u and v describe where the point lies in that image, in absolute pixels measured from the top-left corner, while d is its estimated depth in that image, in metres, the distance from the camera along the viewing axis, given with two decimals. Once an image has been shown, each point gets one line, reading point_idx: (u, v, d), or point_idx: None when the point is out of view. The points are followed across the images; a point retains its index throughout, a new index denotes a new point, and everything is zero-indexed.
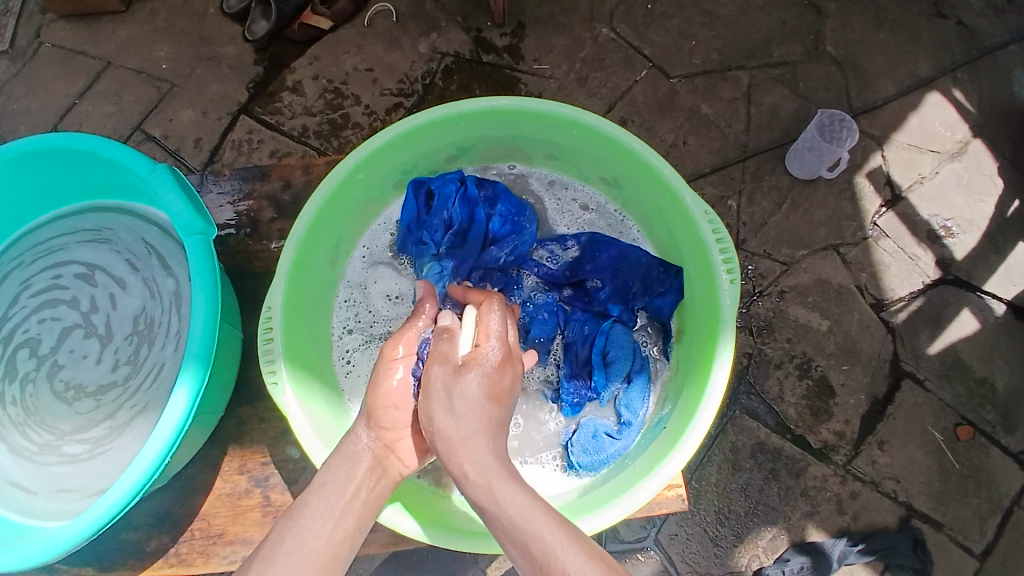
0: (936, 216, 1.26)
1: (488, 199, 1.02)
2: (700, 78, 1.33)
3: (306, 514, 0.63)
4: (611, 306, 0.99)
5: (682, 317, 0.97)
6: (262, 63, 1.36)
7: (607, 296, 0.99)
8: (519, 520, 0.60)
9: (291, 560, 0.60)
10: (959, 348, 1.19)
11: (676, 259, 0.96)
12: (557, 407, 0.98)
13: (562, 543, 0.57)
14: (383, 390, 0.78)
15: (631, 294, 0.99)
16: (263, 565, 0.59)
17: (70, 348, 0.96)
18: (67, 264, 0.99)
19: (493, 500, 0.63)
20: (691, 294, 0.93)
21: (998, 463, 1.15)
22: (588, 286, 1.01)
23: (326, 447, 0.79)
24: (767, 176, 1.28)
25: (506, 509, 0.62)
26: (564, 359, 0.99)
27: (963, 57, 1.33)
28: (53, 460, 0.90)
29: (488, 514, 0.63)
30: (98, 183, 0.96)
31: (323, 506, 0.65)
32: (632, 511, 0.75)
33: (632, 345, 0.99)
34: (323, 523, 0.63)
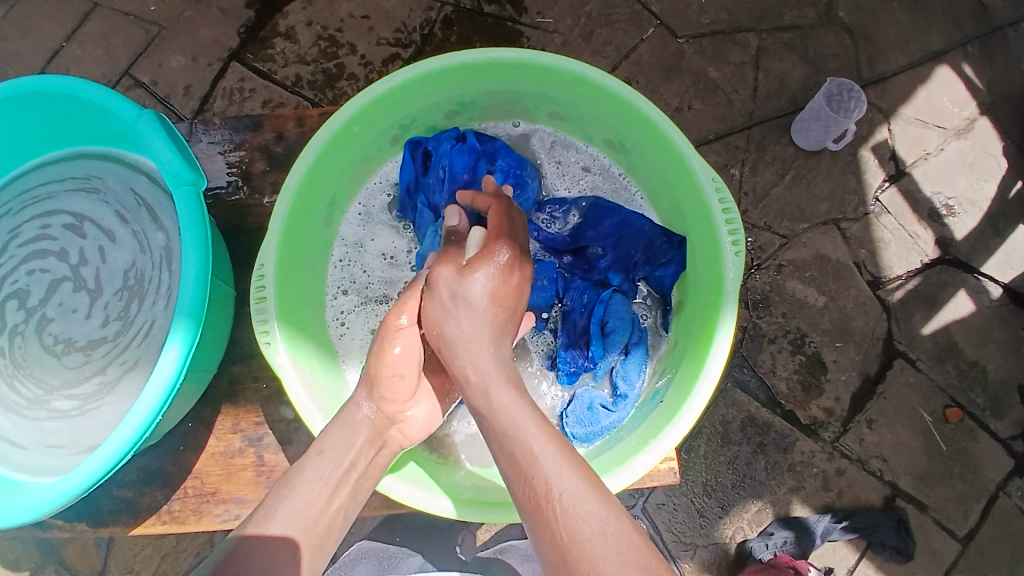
0: (938, 195, 1.25)
1: (489, 154, 0.98)
2: (709, 39, 1.29)
3: (302, 483, 0.67)
4: (611, 275, 0.99)
5: (682, 288, 0.96)
6: (253, 6, 1.30)
7: (607, 265, 0.99)
8: (512, 426, 0.65)
9: (287, 525, 0.64)
10: (951, 328, 1.20)
11: (680, 229, 0.95)
12: (555, 377, 0.98)
13: (555, 465, 0.61)
14: (388, 359, 0.79)
15: (632, 264, 0.98)
16: (261, 528, 0.63)
17: (60, 302, 0.94)
18: (57, 214, 0.97)
19: (489, 407, 0.69)
20: (693, 266, 0.92)
21: (982, 441, 1.17)
22: (589, 253, 1.00)
23: (325, 417, 0.80)
24: (772, 146, 1.26)
25: (501, 416, 0.67)
26: (562, 328, 0.99)
27: (975, 31, 1.30)
28: (43, 416, 0.90)
29: (484, 417, 0.69)
30: (84, 129, 0.92)
31: (324, 460, 0.69)
32: (628, 483, 0.76)
33: (632, 316, 0.98)
34: (318, 494, 0.67)
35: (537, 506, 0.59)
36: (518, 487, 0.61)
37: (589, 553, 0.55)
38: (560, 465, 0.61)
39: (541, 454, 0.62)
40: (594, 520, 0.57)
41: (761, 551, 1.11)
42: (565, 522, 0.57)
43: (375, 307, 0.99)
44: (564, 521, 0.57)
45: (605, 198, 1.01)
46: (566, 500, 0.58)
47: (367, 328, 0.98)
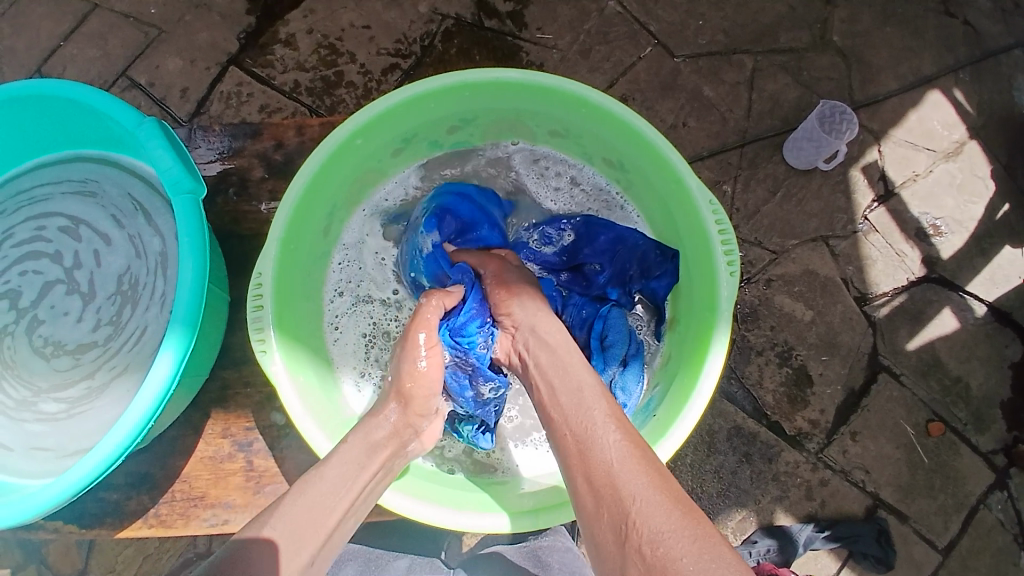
0: (925, 215, 1.27)
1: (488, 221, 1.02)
2: (703, 58, 1.32)
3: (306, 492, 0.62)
4: (609, 290, 1.01)
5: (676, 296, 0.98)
6: (256, 13, 1.32)
7: (605, 280, 1.01)
8: (575, 385, 0.70)
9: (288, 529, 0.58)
10: (937, 346, 1.21)
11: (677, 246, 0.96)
12: None
13: (603, 408, 0.66)
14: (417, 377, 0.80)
15: (628, 278, 0.99)
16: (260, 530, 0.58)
17: (50, 304, 0.95)
18: (51, 216, 0.97)
19: (555, 367, 0.73)
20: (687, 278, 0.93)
21: (965, 459, 1.19)
22: (587, 269, 1.03)
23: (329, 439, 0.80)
24: (764, 163, 1.28)
25: (566, 375, 0.72)
26: (564, 344, 1.01)
27: (967, 55, 1.33)
28: (30, 417, 0.90)
29: (549, 374, 0.73)
30: (82, 133, 0.94)
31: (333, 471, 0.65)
32: None
33: (629, 328, 1.00)
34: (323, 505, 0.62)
35: (585, 449, 0.63)
36: (566, 431, 0.66)
37: (625, 475, 0.59)
38: (607, 412, 0.66)
39: (593, 398, 0.67)
40: (635, 454, 0.61)
41: (745, 558, 1.12)
42: (611, 465, 0.60)
43: (369, 312, 1.01)
44: (609, 464, 0.60)
45: (597, 216, 1.03)
46: (613, 439, 0.62)
47: (360, 333, 1.00)
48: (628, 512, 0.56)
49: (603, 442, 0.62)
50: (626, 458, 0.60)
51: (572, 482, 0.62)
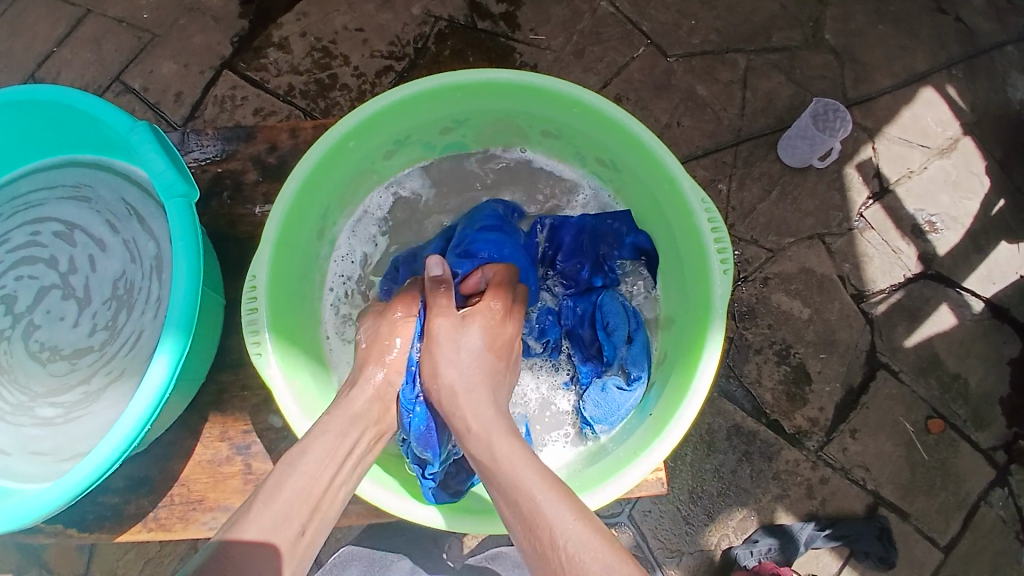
0: (921, 211, 1.27)
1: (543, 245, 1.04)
2: (697, 58, 1.32)
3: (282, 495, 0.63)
4: (594, 280, 1.02)
5: (665, 280, 0.98)
6: (248, 16, 1.32)
7: (589, 274, 1.01)
8: (511, 474, 0.65)
9: (265, 532, 0.60)
10: (934, 343, 1.21)
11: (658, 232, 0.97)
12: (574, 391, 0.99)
13: (545, 493, 0.62)
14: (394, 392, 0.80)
15: (602, 257, 1.01)
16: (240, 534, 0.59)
17: (46, 309, 0.93)
18: (47, 221, 0.96)
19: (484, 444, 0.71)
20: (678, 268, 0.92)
21: (965, 456, 1.19)
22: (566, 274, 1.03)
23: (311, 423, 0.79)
24: (759, 162, 1.28)
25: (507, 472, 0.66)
26: (574, 347, 1.00)
27: (960, 52, 1.34)
28: (27, 422, 0.89)
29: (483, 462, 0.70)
30: (76, 137, 0.93)
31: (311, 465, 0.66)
32: (620, 493, 0.75)
33: (624, 305, 1.00)
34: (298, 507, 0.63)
35: (541, 554, 0.57)
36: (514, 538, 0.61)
37: (570, 550, 0.56)
38: (548, 501, 0.61)
39: (533, 480, 0.64)
40: (580, 524, 0.58)
41: (745, 558, 1.12)
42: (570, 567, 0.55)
43: None
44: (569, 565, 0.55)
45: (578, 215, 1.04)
46: (564, 520, 0.59)
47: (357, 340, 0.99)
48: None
49: (550, 522, 0.59)
50: (572, 537, 0.57)
51: None
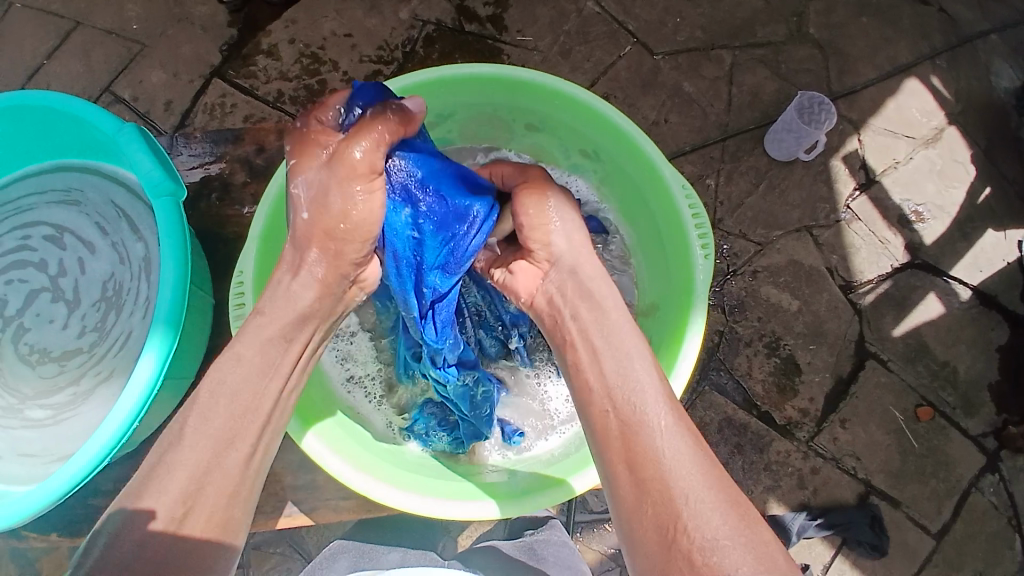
0: (907, 202, 1.28)
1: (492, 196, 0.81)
2: (682, 56, 1.32)
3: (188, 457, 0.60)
4: None
5: (647, 265, 0.98)
6: (237, 24, 1.32)
7: None
8: (620, 348, 0.68)
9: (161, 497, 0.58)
10: (923, 332, 1.22)
11: (636, 216, 0.98)
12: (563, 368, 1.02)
13: (654, 388, 0.64)
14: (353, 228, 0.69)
15: None
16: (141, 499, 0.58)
17: (36, 311, 0.94)
18: (36, 225, 0.97)
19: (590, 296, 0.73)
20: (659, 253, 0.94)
21: (955, 442, 1.19)
22: None
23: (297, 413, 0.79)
24: (745, 156, 1.28)
25: (620, 336, 0.69)
26: None
27: (944, 43, 1.35)
28: (16, 424, 0.89)
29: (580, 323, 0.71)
30: (65, 142, 0.93)
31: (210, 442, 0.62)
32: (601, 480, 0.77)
33: None
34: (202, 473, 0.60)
35: (636, 432, 0.61)
36: (608, 408, 0.64)
37: (677, 473, 0.58)
38: (658, 391, 0.64)
39: (649, 390, 0.64)
40: (688, 448, 0.60)
41: None
42: (665, 455, 0.59)
43: None
44: (663, 454, 0.59)
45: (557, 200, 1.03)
46: (676, 444, 0.60)
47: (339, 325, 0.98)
48: (678, 516, 0.55)
49: (663, 442, 0.60)
50: (681, 462, 0.58)
51: (613, 471, 0.61)
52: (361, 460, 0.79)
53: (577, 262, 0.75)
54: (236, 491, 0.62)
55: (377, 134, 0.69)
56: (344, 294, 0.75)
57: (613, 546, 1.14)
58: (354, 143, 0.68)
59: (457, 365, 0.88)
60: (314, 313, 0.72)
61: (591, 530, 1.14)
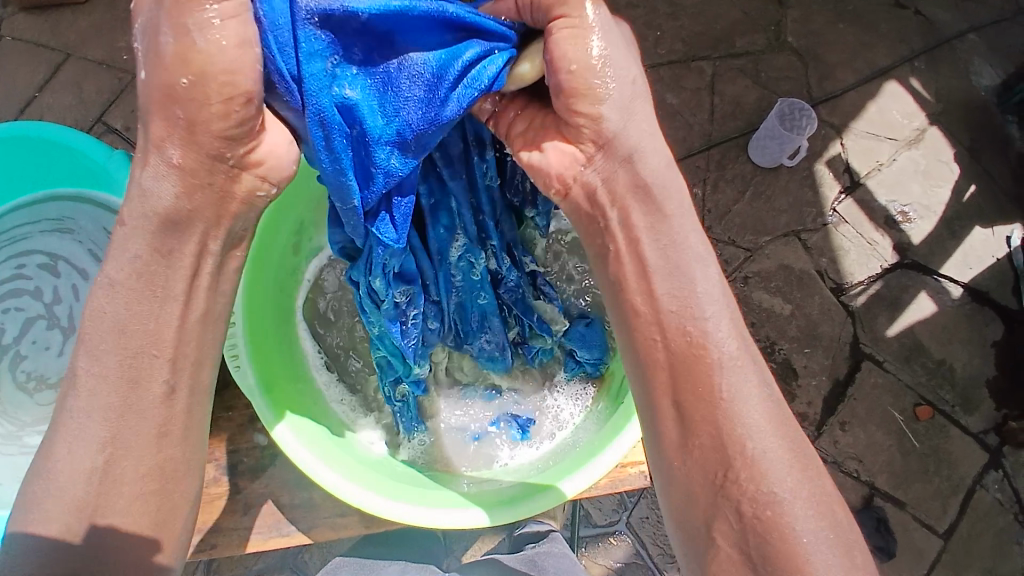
0: (893, 202, 1.28)
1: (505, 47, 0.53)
2: (664, 68, 1.33)
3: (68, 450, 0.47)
4: None
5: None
6: None
7: None
8: (677, 256, 0.52)
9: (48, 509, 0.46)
10: (917, 331, 1.22)
11: None
12: None
13: (716, 308, 0.51)
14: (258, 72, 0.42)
15: None
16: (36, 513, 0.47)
17: (32, 339, 0.92)
18: (31, 254, 0.95)
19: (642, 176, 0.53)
20: None
21: (955, 440, 1.19)
22: None
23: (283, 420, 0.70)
24: (731, 164, 1.29)
25: (679, 234, 0.53)
26: None
27: (922, 45, 1.36)
28: (15, 451, 0.87)
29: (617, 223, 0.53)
30: (54, 170, 0.91)
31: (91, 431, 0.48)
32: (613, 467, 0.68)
33: None
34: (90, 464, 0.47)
35: (695, 369, 0.50)
36: (656, 334, 0.51)
37: (739, 421, 0.49)
38: (722, 311, 0.52)
39: (721, 322, 0.51)
40: (753, 389, 0.50)
41: None
42: (727, 400, 0.49)
43: None
44: (725, 399, 0.49)
45: None
46: (750, 396, 0.50)
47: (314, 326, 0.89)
48: (734, 466, 0.48)
49: (736, 392, 0.50)
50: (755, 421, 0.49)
51: (662, 409, 0.51)
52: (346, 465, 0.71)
53: (638, 146, 0.53)
54: (155, 468, 0.49)
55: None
56: (236, 180, 0.48)
57: (619, 560, 1.12)
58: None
59: (396, 277, 0.65)
60: (192, 214, 0.47)
61: (596, 545, 1.12)
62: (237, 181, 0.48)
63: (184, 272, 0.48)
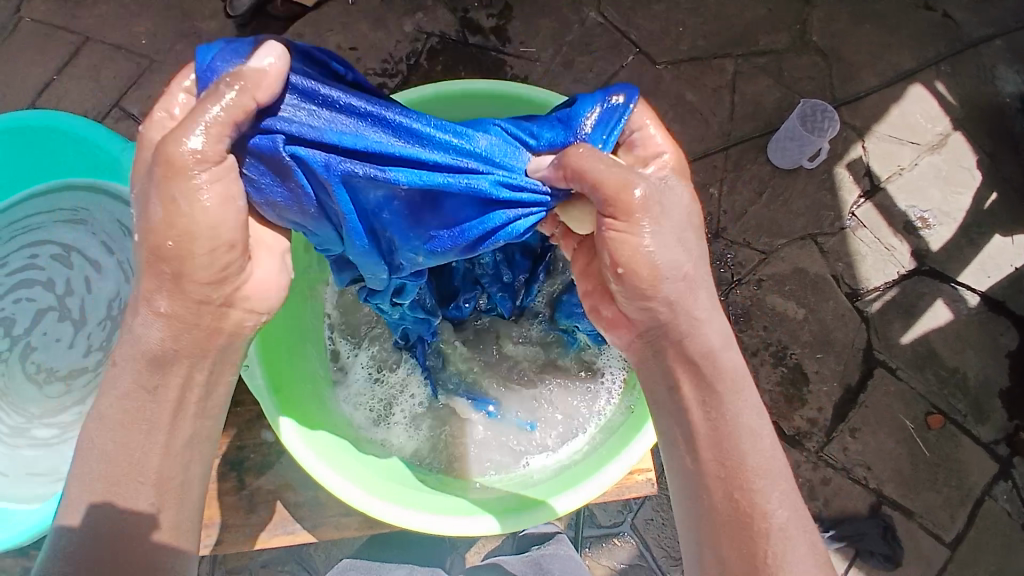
0: (913, 208, 1.27)
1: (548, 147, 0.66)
2: (685, 65, 1.33)
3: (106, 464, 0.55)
4: None
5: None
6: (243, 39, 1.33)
7: None
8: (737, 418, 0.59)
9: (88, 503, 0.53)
10: (931, 338, 1.22)
11: None
12: None
13: (773, 473, 0.57)
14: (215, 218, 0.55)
15: None
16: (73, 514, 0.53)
17: (43, 330, 0.95)
18: (45, 244, 0.97)
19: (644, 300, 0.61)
20: None
21: (966, 449, 1.19)
22: None
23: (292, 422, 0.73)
24: (750, 165, 1.28)
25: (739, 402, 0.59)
26: None
27: (947, 49, 1.35)
28: (24, 442, 0.90)
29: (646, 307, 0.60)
30: (72, 163, 0.93)
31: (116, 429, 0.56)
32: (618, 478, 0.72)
33: None
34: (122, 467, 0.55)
35: (745, 517, 0.55)
36: (711, 487, 0.57)
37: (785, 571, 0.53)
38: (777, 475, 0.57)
39: (751, 415, 0.59)
40: (800, 543, 0.55)
41: None
42: (773, 549, 0.54)
43: None
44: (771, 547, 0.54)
45: None
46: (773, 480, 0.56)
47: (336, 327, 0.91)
48: None
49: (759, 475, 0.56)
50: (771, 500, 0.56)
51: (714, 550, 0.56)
52: (355, 469, 0.74)
53: (688, 331, 0.61)
54: (163, 478, 0.55)
55: (217, 117, 0.53)
56: (219, 321, 0.58)
57: (623, 561, 1.13)
58: (186, 131, 0.52)
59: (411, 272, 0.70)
60: (175, 355, 0.56)
61: (599, 546, 1.14)
62: (223, 318, 0.58)
63: (168, 404, 0.56)
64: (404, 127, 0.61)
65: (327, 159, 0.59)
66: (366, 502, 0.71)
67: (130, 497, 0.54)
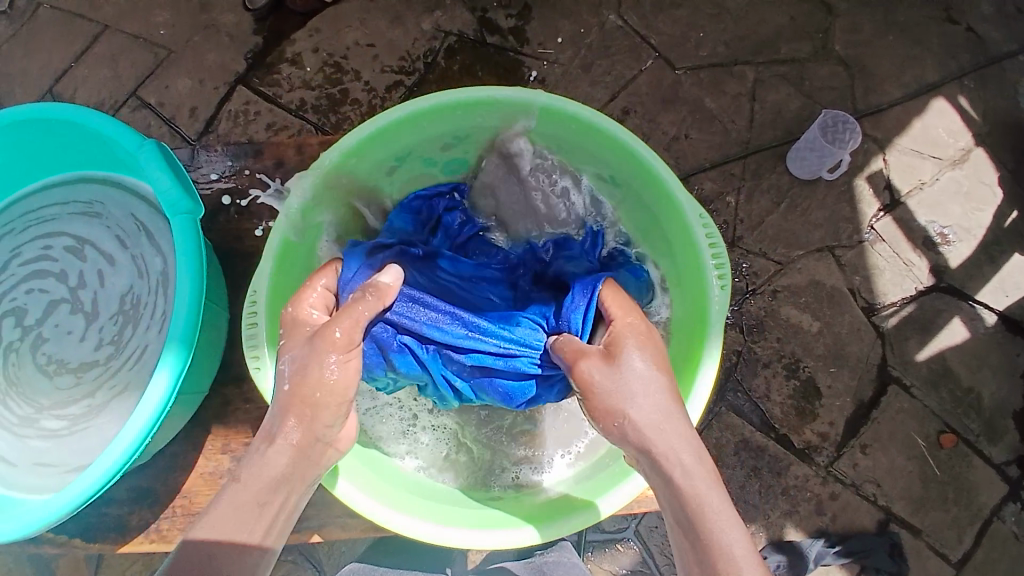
0: (932, 223, 1.26)
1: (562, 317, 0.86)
2: (705, 71, 1.32)
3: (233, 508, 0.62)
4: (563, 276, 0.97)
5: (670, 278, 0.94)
6: (262, 33, 1.33)
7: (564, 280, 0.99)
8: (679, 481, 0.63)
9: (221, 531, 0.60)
10: (947, 356, 1.20)
11: (650, 237, 0.96)
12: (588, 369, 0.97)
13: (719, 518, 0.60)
14: (333, 387, 0.72)
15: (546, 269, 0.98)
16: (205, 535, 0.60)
17: (55, 322, 0.94)
18: (60, 236, 0.97)
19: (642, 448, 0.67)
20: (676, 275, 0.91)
21: (978, 470, 1.17)
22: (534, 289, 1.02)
23: None
24: (768, 174, 1.27)
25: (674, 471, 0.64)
26: None
27: (971, 63, 1.33)
28: (31, 434, 0.90)
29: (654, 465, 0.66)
30: (89, 155, 0.93)
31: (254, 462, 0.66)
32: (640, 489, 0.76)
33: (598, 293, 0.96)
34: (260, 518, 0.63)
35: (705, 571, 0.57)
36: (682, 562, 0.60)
37: None
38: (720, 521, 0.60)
39: (688, 479, 0.63)
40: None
41: None
42: None
43: None
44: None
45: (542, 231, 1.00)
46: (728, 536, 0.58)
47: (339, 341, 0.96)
48: None
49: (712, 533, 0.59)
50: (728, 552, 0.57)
51: None
52: (386, 494, 0.81)
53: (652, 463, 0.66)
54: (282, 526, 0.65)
55: (358, 315, 0.77)
56: (322, 455, 0.70)
57: (625, 567, 1.12)
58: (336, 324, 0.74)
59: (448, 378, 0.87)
60: (291, 473, 0.67)
61: (602, 550, 1.13)
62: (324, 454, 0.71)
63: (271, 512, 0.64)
64: (471, 323, 0.87)
65: (425, 346, 0.86)
66: (390, 521, 0.76)
67: (228, 524, 0.61)
